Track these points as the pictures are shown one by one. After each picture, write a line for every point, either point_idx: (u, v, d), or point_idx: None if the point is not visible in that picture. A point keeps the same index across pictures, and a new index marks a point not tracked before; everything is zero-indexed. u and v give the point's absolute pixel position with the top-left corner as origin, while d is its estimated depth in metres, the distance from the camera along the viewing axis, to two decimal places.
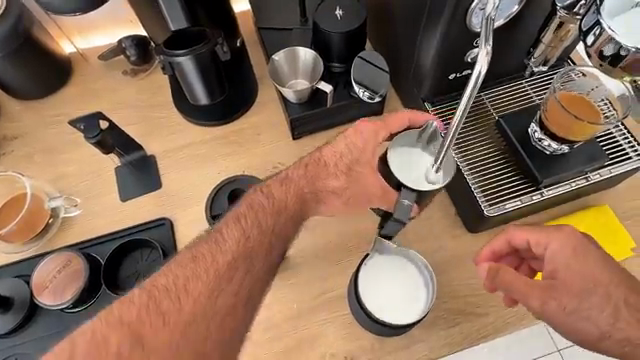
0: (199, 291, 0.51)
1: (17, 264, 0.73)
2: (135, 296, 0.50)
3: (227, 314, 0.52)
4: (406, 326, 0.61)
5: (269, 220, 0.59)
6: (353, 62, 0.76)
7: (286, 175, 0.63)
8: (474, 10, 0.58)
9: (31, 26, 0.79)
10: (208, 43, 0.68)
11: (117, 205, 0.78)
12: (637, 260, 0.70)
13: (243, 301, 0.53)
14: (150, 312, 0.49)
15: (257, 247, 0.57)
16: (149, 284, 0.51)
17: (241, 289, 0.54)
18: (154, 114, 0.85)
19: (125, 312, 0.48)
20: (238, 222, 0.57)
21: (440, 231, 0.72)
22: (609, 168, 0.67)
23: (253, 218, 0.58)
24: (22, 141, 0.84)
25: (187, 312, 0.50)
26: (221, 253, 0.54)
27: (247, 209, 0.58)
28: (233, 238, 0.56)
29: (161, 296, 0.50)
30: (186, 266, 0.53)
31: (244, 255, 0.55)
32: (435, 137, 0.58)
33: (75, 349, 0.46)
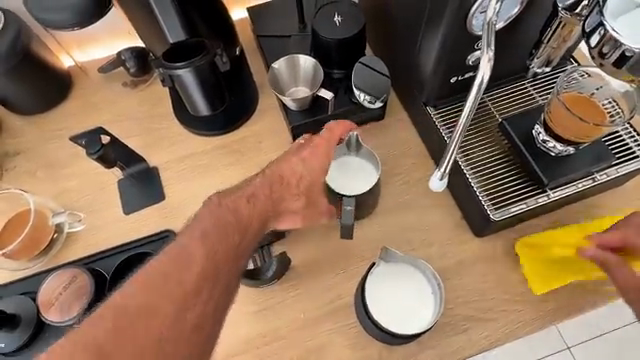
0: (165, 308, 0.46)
1: (23, 281, 0.73)
2: (98, 315, 0.45)
3: (193, 331, 0.47)
4: (413, 336, 0.60)
5: (237, 234, 0.53)
6: (354, 67, 0.76)
7: (252, 191, 0.58)
8: (474, 14, 0.57)
9: (30, 42, 0.79)
10: (207, 55, 0.67)
11: (121, 218, 0.78)
12: None
13: (211, 318, 0.49)
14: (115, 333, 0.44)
15: (223, 263, 0.51)
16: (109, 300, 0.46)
17: (209, 304, 0.49)
18: (155, 125, 0.85)
19: (87, 334, 0.43)
20: (205, 235, 0.51)
21: (446, 235, 0.72)
22: (615, 168, 0.66)
23: (220, 231, 0.52)
24: (24, 156, 0.84)
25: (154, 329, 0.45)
26: (187, 270, 0.48)
27: (205, 219, 0.52)
28: (199, 254, 0.50)
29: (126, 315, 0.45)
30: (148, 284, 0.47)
31: (209, 273, 0.49)
32: (358, 143, 0.70)
33: None
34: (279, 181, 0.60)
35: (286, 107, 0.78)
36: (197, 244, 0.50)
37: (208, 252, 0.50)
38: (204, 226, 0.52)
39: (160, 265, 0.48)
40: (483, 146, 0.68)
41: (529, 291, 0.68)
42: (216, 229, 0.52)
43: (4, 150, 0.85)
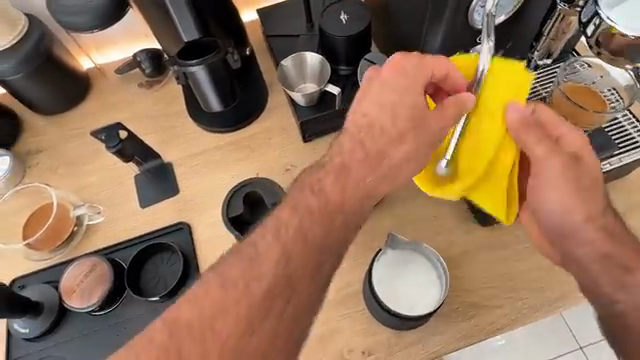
0: (230, 329, 0.46)
1: (46, 270, 0.77)
2: (155, 334, 0.46)
3: (266, 353, 0.46)
4: (422, 317, 0.62)
5: (317, 231, 0.51)
6: (360, 64, 0.78)
7: (341, 161, 0.54)
8: (475, 8, 0.60)
9: (52, 45, 0.84)
10: (219, 53, 0.70)
11: (138, 212, 0.81)
12: None
13: (283, 336, 0.47)
14: (170, 356, 0.45)
15: (299, 268, 0.49)
16: (169, 319, 0.47)
17: (282, 320, 0.48)
18: (170, 123, 0.89)
19: (142, 353, 0.45)
20: (278, 235, 0.50)
21: (452, 225, 0.73)
22: (618, 158, 0.67)
23: (294, 230, 0.50)
24: (46, 154, 0.88)
25: (217, 351, 0.45)
26: (257, 280, 0.48)
27: (290, 216, 0.51)
28: (271, 259, 0.49)
29: (183, 335, 0.46)
30: (219, 285, 0.48)
31: (283, 282, 0.48)
32: None
33: None
34: (380, 114, 0.55)
35: (295, 103, 0.81)
36: (275, 242, 0.50)
37: (283, 263, 0.49)
38: (285, 227, 0.51)
39: (231, 272, 0.48)
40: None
41: (534, 279, 0.69)
42: (295, 233, 0.50)
43: (28, 148, 0.89)
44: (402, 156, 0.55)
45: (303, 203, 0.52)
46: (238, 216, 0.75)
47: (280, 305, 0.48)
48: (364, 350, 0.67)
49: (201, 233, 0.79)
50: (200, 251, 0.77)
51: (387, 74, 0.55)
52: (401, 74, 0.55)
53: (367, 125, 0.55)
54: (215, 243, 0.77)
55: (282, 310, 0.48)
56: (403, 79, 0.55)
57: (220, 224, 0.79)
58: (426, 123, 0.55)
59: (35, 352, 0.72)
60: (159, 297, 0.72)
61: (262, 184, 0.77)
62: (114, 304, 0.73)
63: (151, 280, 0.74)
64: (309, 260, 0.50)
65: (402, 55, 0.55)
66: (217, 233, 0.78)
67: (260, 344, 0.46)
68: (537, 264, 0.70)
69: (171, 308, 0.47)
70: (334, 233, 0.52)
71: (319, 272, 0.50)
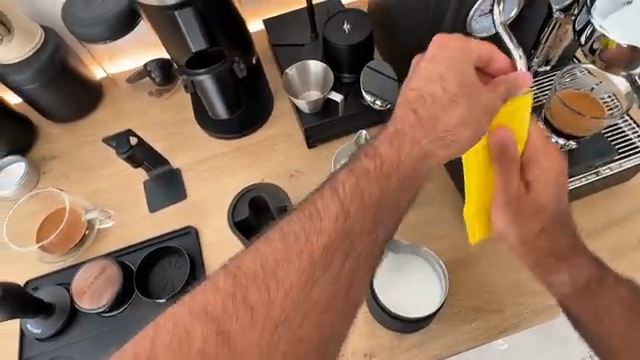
0: (292, 280, 0.48)
1: (59, 272, 0.80)
2: (220, 283, 0.47)
3: (327, 304, 0.48)
4: (425, 317, 0.63)
5: (374, 190, 0.52)
6: (363, 71, 0.81)
7: (396, 129, 0.55)
8: (473, 17, 0.61)
9: (67, 55, 0.87)
10: (226, 62, 0.73)
11: (147, 216, 0.84)
12: None
13: (343, 289, 0.49)
14: (236, 304, 0.46)
15: (358, 224, 0.51)
16: (234, 268, 0.48)
17: (341, 275, 0.49)
18: (178, 130, 0.91)
19: (208, 302, 0.46)
20: (336, 193, 0.51)
21: (454, 230, 0.74)
22: (618, 162, 0.68)
23: (352, 188, 0.52)
24: (60, 160, 0.91)
25: (281, 301, 0.47)
26: (317, 234, 0.50)
27: (346, 176, 0.52)
28: (332, 214, 0.50)
29: (249, 284, 0.47)
30: (281, 238, 0.49)
31: (342, 238, 0.50)
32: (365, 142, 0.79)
33: (155, 338, 0.45)
34: (428, 85, 0.55)
35: (299, 110, 0.83)
36: (334, 200, 0.51)
37: (343, 218, 0.50)
38: (342, 186, 0.52)
39: (293, 226, 0.50)
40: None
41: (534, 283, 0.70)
42: (353, 191, 0.52)
43: (42, 155, 0.92)
44: (457, 119, 0.54)
45: (359, 165, 0.53)
46: (243, 221, 0.76)
47: (339, 259, 0.49)
48: (366, 352, 0.68)
49: (208, 237, 0.80)
50: (207, 254, 0.79)
51: (430, 52, 0.55)
52: (447, 51, 0.55)
53: (417, 98, 0.55)
54: (221, 247, 0.79)
55: (341, 264, 0.50)
56: (455, 55, 0.55)
57: (226, 228, 0.81)
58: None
59: (47, 352, 0.74)
60: (167, 299, 0.74)
61: (266, 190, 0.78)
62: (123, 305, 0.75)
63: (159, 282, 0.76)
64: (366, 217, 0.51)
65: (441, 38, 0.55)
66: (223, 237, 0.80)
67: (322, 294, 0.48)
68: None
69: (236, 259, 0.49)
70: (390, 191, 0.53)
71: (375, 231, 0.52)
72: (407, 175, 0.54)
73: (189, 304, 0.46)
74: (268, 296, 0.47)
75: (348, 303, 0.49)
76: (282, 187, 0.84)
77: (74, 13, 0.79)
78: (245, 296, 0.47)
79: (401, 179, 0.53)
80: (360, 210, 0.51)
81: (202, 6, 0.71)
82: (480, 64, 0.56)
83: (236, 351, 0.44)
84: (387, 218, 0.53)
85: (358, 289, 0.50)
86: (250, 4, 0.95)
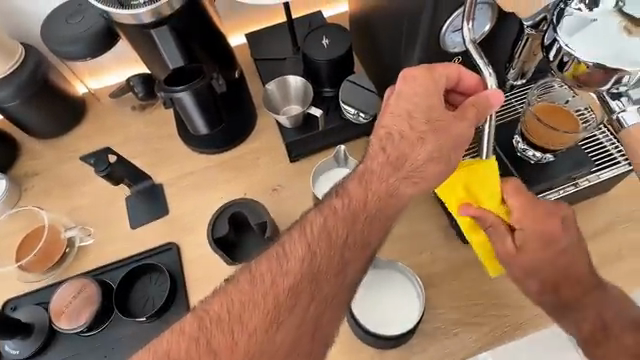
0: (256, 324, 0.50)
1: (39, 292, 0.79)
2: (186, 325, 0.50)
3: (290, 347, 0.51)
4: (396, 338, 0.64)
5: (340, 232, 0.54)
6: (343, 85, 0.81)
7: (365, 167, 0.57)
8: (446, 34, 0.62)
9: (48, 73, 0.87)
10: (205, 78, 0.73)
11: (128, 233, 0.83)
12: (630, 264, 0.70)
13: (307, 332, 0.52)
14: (201, 347, 0.49)
15: (323, 266, 0.53)
16: (201, 310, 0.51)
17: (305, 318, 0.52)
18: (161, 145, 0.91)
19: (173, 345, 0.49)
20: (303, 236, 0.54)
21: (435, 243, 0.74)
22: (596, 174, 0.68)
23: (319, 230, 0.54)
24: (41, 177, 0.91)
25: (244, 345, 0.49)
26: (284, 276, 0.52)
27: (315, 216, 0.55)
28: (297, 257, 0.53)
29: (214, 326, 0.50)
30: (249, 280, 0.52)
31: (307, 282, 0.52)
32: (345, 154, 0.79)
33: None
34: (397, 118, 0.58)
35: (281, 125, 0.83)
36: (301, 241, 0.53)
37: (308, 260, 0.53)
38: (310, 227, 0.54)
39: (260, 269, 0.53)
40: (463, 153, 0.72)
41: (515, 296, 0.70)
42: (319, 232, 0.54)
43: (24, 171, 0.92)
44: (425, 156, 0.57)
45: (326, 207, 0.55)
46: (223, 237, 0.76)
47: (304, 301, 0.52)
48: None
49: (189, 253, 0.80)
50: (188, 271, 0.78)
51: (401, 85, 0.59)
52: (416, 84, 0.58)
53: (386, 136, 0.58)
54: (202, 264, 0.79)
55: (306, 307, 0.52)
56: (426, 84, 0.58)
57: (207, 245, 0.80)
58: (399, 145, 0.57)
59: None
60: (147, 317, 0.74)
61: (246, 207, 0.78)
62: (102, 324, 0.74)
63: (139, 300, 0.76)
64: (333, 258, 0.54)
65: (408, 68, 0.59)
66: (205, 253, 0.80)
67: (285, 337, 0.51)
68: None
69: (205, 300, 0.52)
70: (356, 232, 0.55)
71: (339, 272, 0.54)
72: (372, 216, 0.56)
73: (155, 346, 0.50)
74: (231, 339, 0.50)
75: (313, 344, 0.52)
76: (264, 202, 0.84)
77: (52, 31, 0.79)
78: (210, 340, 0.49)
79: (368, 221, 0.56)
80: (327, 254, 0.53)
81: (180, 23, 0.71)
82: (451, 85, 0.60)
83: None
84: (356, 260, 0.55)
85: (323, 330, 0.53)
86: (231, 18, 0.96)
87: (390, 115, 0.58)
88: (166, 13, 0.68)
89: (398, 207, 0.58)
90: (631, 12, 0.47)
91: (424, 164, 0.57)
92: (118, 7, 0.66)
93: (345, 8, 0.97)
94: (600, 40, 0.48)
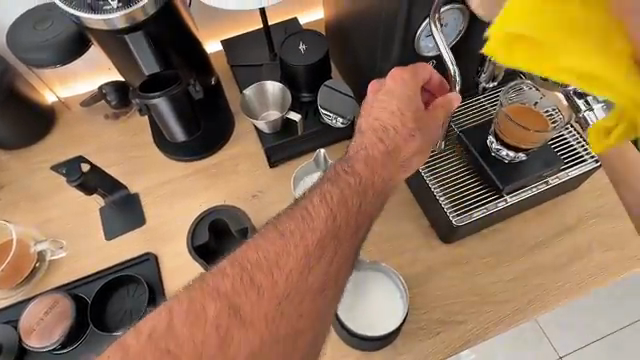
0: (290, 269, 0.50)
1: (8, 309, 0.75)
2: (227, 269, 0.49)
3: (319, 293, 0.51)
4: (381, 338, 0.65)
5: (357, 196, 0.55)
6: (320, 90, 0.82)
7: (367, 153, 0.59)
8: (421, 37, 0.64)
9: (15, 80, 0.84)
10: (181, 84, 0.72)
11: (104, 245, 0.80)
12: (601, 257, 0.73)
13: (333, 283, 0.52)
14: (244, 286, 0.48)
15: (346, 225, 0.54)
16: (238, 257, 0.50)
17: (332, 270, 0.52)
18: (135, 154, 0.89)
19: (219, 285, 0.48)
20: (325, 198, 0.54)
21: (417, 243, 0.75)
22: (566, 172, 0.71)
23: (340, 192, 0.55)
24: (8, 189, 0.87)
25: (281, 289, 0.49)
26: (311, 231, 0.52)
27: (332, 186, 0.55)
28: (322, 215, 0.53)
29: (253, 270, 0.49)
30: (278, 234, 0.52)
31: (333, 236, 0.53)
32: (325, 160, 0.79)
33: (170, 317, 0.47)
34: (391, 117, 0.60)
35: (260, 131, 0.83)
36: (323, 205, 0.54)
37: (331, 219, 0.53)
38: (330, 193, 0.55)
39: (288, 225, 0.52)
40: (440, 158, 0.73)
41: (496, 293, 0.71)
42: (339, 200, 0.54)
43: None
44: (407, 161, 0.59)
45: (342, 179, 0.56)
46: (203, 245, 0.74)
47: (329, 255, 0.52)
48: None
49: (168, 262, 0.78)
50: (166, 280, 0.76)
51: (389, 82, 0.61)
52: (404, 85, 0.60)
53: (381, 129, 0.60)
54: (181, 274, 0.77)
55: (331, 259, 0.52)
56: (407, 87, 0.60)
57: (187, 253, 0.78)
58: (388, 133, 0.60)
59: None
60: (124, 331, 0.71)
61: (226, 213, 0.77)
62: (76, 341, 0.71)
63: (116, 313, 0.73)
64: (352, 218, 0.54)
65: (398, 69, 0.61)
66: (185, 262, 0.78)
67: (316, 284, 0.51)
68: (500, 277, 0.72)
69: (238, 250, 0.51)
70: (369, 200, 0.56)
71: (333, 274, 0.54)
72: (380, 189, 0.58)
73: (203, 285, 0.48)
74: (270, 280, 0.49)
75: (335, 294, 0.53)
76: (245, 208, 0.83)
77: (19, 38, 0.76)
78: (249, 283, 0.49)
79: (376, 195, 0.57)
80: (348, 213, 0.54)
81: (154, 30, 0.70)
82: (424, 84, 0.63)
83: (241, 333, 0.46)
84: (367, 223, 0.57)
85: (343, 286, 0.53)
86: (205, 25, 0.95)
87: (384, 109, 0.61)
88: (140, 18, 0.66)
89: (389, 184, 0.60)
90: None
91: (413, 157, 0.61)
92: (89, 12, 0.65)
93: (320, 16, 0.99)
94: None
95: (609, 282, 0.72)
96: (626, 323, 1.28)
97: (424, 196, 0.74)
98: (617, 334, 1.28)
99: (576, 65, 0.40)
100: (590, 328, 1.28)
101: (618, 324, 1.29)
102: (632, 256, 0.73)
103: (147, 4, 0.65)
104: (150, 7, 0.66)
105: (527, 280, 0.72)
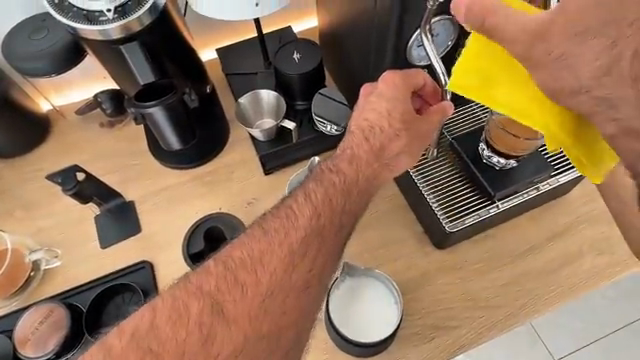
0: (274, 266, 0.52)
1: (3, 319, 0.75)
2: (211, 268, 0.52)
3: (302, 288, 0.53)
4: (374, 344, 0.65)
5: (341, 195, 0.57)
6: (314, 98, 0.83)
7: (352, 153, 0.60)
8: (412, 47, 0.65)
9: (10, 89, 0.84)
10: (177, 93, 0.73)
11: (99, 253, 0.80)
12: (592, 261, 0.74)
13: (316, 278, 0.54)
14: (229, 283, 0.51)
15: (329, 224, 0.56)
16: (223, 256, 0.52)
17: (314, 266, 0.54)
18: (131, 162, 0.89)
19: (204, 283, 0.51)
20: (309, 197, 0.56)
21: (411, 249, 0.76)
22: (556, 178, 0.73)
23: (323, 193, 0.56)
24: (2, 198, 0.87)
25: (265, 284, 0.52)
26: (294, 230, 0.54)
27: (317, 186, 0.57)
28: (306, 215, 0.55)
29: (238, 268, 0.52)
30: (262, 233, 0.54)
31: (316, 234, 0.55)
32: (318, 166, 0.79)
33: (155, 316, 0.49)
34: (379, 119, 0.61)
35: (256, 140, 0.84)
36: (307, 203, 0.55)
37: (315, 218, 0.55)
38: (314, 193, 0.56)
39: (272, 224, 0.54)
40: (434, 165, 0.74)
41: (488, 298, 0.72)
42: (323, 198, 0.56)
43: None
44: None
45: (326, 178, 0.57)
46: (199, 252, 0.75)
47: (312, 253, 0.54)
48: None
49: (164, 270, 0.78)
50: (162, 288, 0.77)
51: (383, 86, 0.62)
52: (395, 89, 0.61)
53: (368, 128, 0.61)
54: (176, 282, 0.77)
55: (314, 256, 0.54)
56: (400, 92, 0.61)
57: (182, 261, 0.79)
58: (379, 135, 0.61)
59: None
60: None
61: (221, 220, 0.77)
62: (70, 351, 0.70)
63: (111, 322, 0.73)
64: (336, 217, 0.56)
65: (391, 72, 0.61)
66: (180, 269, 0.78)
67: (299, 279, 0.53)
68: (492, 282, 0.73)
69: (224, 249, 0.53)
70: (353, 199, 0.58)
71: (321, 282, 0.55)
72: (364, 188, 0.60)
73: (187, 284, 0.51)
74: (253, 278, 0.52)
75: (319, 291, 0.55)
76: (240, 215, 0.83)
77: (14, 47, 0.77)
78: (233, 280, 0.51)
79: (360, 193, 0.59)
80: (330, 213, 0.56)
81: (149, 40, 0.71)
82: (416, 89, 0.63)
83: (225, 328, 0.49)
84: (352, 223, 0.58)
85: (326, 282, 0.56)
86: (200, 34, 0.96)
87: (375, 110, 0.61)
88: (135, 29, 0.67)
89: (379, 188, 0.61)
90: None
91: (399, 156, 0.62)
92: (85, 23, 0.66)
93: (314, 24, 1.00)
94: None
95: (599, 287, 0.73)
96: (619, 326, 1.30)
97: (418, 203, 0.75)
98: (611, 337, 1.29)
99: (512, 99, 0.57)
100: (583, 331, 1.30)
101: (611, 327, 1.30)
102: (621, 261, 0.74)
103: (142, 14, 0.66)
104: (145, 18, 0.67)
105: (519, 285, 0.73)
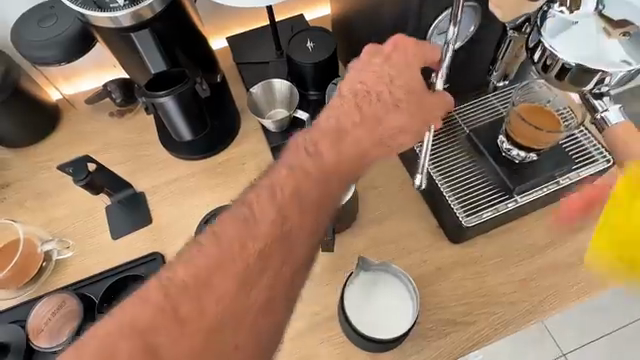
0: (224, 287, 0.46)
1: (16, 309, 0.75)
2: (150, 293, 0.45)
3: (260, 310, 0.47)
4: (388, 341, 0.64)
5: (309, 197, 0.52)
6: (328, 88, 0.80)
7: (330, 140, 0.55)
8: (432, 35, 0.62)
9: (20, 77, 0.83)
10: (188, 83, 0.71)
11: (110, 244, 0.80)
12: None
13: (278, 296, 0.49)
14: (167, 313, 0.45)
15: (293, 231, 0.50)
16: (165, 279, 0.46)
17: (276, 282, 0.49)
18: (142, 152, 0.89)
19: (138, 312, 0.44)
20: (272, 201, 0.50)
21: (426, 243, 0.74)
22: (576, 172, 0.71)
23: (287, 197, 0.51)
24: (14, 187, 0.86)
25: (212, 312, 0.45)
26: (252, 240, 0.48)
27: (275, 189, 0.51)
28: (266, 222, 0.49)
29: (178, 293, 0.46)
30: (214, 245, 0.48)
31: (277, 245, 0.49)
32: None
33: (82, 354, 0.43)
34: (377, 84, 0.58)
35: (267, 130, 0.83)
36: (265, 209, 0.50)
37: (277, 225, 0.49)
38: (278, 193, 0.51)
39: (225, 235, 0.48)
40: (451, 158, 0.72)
41: (505, 294, 0.71)
42: (285, 202, 0.51)
43: None
44: None
45: (285, 181, 0.52)
46: None
47: (271, 269, 0.48)
48: None
49: None
50: None
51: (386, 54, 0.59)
52: (403, 54, 0.58)
53: (364, 92, 0.58)
54: None
55: (276, 269, 0.49)
56: (404, 64, 0.58)
57: None
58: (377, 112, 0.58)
59: None
60: None
61: None
62: None
63: None
64: (300, 223, 0.51)
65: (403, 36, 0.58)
66: None
67: (258, 299, 0.47)
68: (509, 278, 0.72)
69: (169, 268, 0.47)
70: (323, 199, 0.53)
71: None
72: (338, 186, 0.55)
73: (120, 315, 0.45)
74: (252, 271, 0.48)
75: (282, 310, 0.49)
76: None
77: (23, 35, 0.75)
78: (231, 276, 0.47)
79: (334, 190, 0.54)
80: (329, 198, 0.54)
81: (160, 28, 0.69)
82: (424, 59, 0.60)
83: None
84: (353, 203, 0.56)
85: (290, 299, 0.50)
86: (211, 22, 0.94)
87: (375, 73, 0.58)
88: (147, 17, 0.66)
89: None
90: (611, 14, 0.48)
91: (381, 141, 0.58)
92: (96, 10, 0.64)
93: (326, 12, 0.97)
94: (578, 38, 0.49)
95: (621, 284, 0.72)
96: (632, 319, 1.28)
97: (433, 196, 0.74)
98: (624, 330, 1.28)
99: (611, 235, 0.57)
100: (595, 324, 1.29)
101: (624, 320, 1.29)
102: None
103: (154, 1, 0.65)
104: (157, 5, 0.66)
105: (537, 281, 0.71)
